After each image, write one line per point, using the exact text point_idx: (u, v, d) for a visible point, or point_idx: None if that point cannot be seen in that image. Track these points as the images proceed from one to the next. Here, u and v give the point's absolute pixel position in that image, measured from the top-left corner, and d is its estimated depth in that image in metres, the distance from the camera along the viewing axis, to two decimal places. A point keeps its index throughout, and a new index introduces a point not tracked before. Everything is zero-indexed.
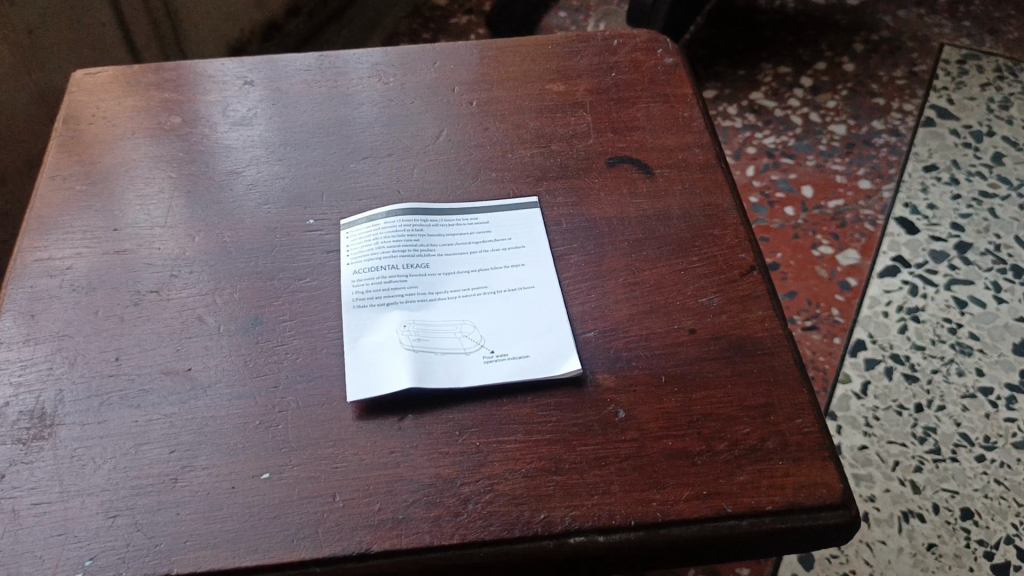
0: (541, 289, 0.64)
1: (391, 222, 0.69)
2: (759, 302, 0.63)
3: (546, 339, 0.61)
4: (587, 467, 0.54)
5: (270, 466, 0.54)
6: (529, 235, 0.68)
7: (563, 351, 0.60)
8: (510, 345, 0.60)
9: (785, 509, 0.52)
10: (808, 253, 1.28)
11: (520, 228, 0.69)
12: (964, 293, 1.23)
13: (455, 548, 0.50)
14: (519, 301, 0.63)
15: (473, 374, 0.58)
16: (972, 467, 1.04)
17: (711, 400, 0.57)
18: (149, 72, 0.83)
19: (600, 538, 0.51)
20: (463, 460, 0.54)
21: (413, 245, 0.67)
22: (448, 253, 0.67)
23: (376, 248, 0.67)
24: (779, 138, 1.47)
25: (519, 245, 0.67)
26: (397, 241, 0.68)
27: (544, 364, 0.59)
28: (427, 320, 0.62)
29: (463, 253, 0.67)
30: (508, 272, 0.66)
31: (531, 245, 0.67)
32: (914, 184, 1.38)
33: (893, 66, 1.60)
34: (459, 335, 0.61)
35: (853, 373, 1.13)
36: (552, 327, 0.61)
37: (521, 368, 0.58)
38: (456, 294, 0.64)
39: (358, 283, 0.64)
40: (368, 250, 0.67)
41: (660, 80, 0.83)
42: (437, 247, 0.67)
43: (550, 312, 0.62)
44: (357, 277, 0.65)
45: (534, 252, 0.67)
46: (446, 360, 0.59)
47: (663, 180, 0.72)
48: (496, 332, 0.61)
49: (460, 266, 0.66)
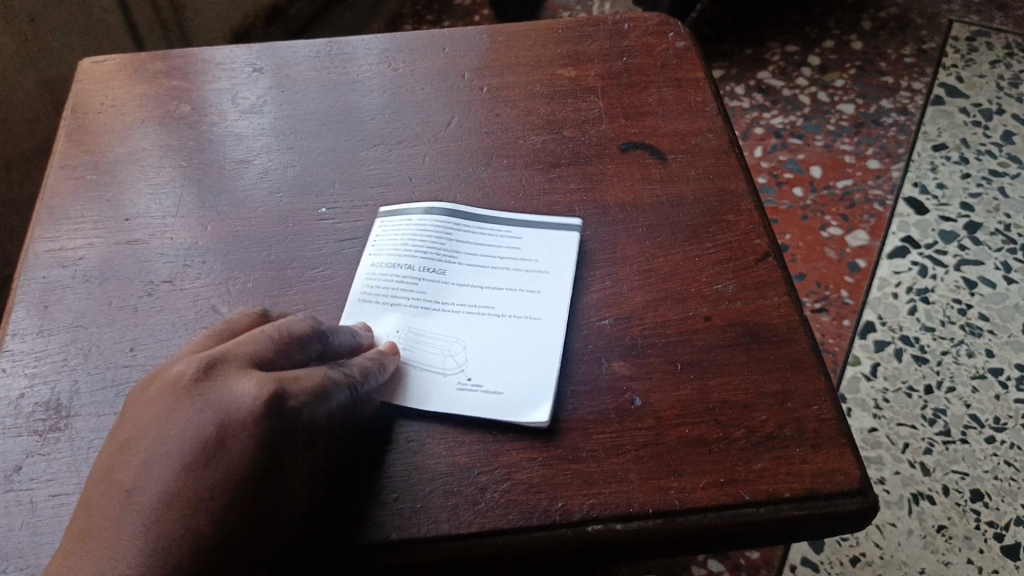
0: (546, 320, 0.61)
1: (424, 225, 0.68)
2: (774, 288, 0.63)
3: (531, 372, 0.58)
4: (605, 455, 0.54)
5: None
6: (559, 262, 0.65)
7: (541, 388, 0.57)
8: (488, 375, 0.58)
9: (803, 496, 0.52)
10: (817, 234, 1.27)
11: (550, 252, 0.66)
12: (974, 273, 1.22)
13: (475, 537, 0.50)
14: (521, 327, 0.61)
15: (441, 400, 0.57)
16: (982, 448, 1.04)
17: (727, 387, 0.57)
18: (155, 59, 0.83)
19: (618, 526, 0.51)
20: (480, 449, 0.54)
21: (436, 248, 0.66)
22: (469, 264, 0.65)
23: (402, 245, 0.66)
24: (787, 118, 1.46)
25: (542, 269, 0.64)
26: (423, 241, 0.67)
27: (509, 404, 0.56)
28: (422, 330, 0.61)
29: (484, 267, 0.65)
30: (519, 294, 0.63)
31: (555, 271, 0.64)
32: (924, 164, 1.37)
33: (902, 44, 1.59)
34: (445, 353, 0.59)
35: (862, 354, 1.13)
36: (541, 360, 0.59)
37: (492, 402, 0.56)
38: (460, 309, 0.62)
39: (371, 277, 0.64)
40: (393, 245, 0.66)
41: (672, 63, 0.82)
42: (459, 254, 0.66)
43: (549, 341, 0.60)
44: (372, 271, 0.64)
45: (555, 276, 0.64)
46: (422, 376, 0.58)
47: (676, 165, 0.72)
48: (483, 357, 0.59)
49: (477, 279, 0.64)
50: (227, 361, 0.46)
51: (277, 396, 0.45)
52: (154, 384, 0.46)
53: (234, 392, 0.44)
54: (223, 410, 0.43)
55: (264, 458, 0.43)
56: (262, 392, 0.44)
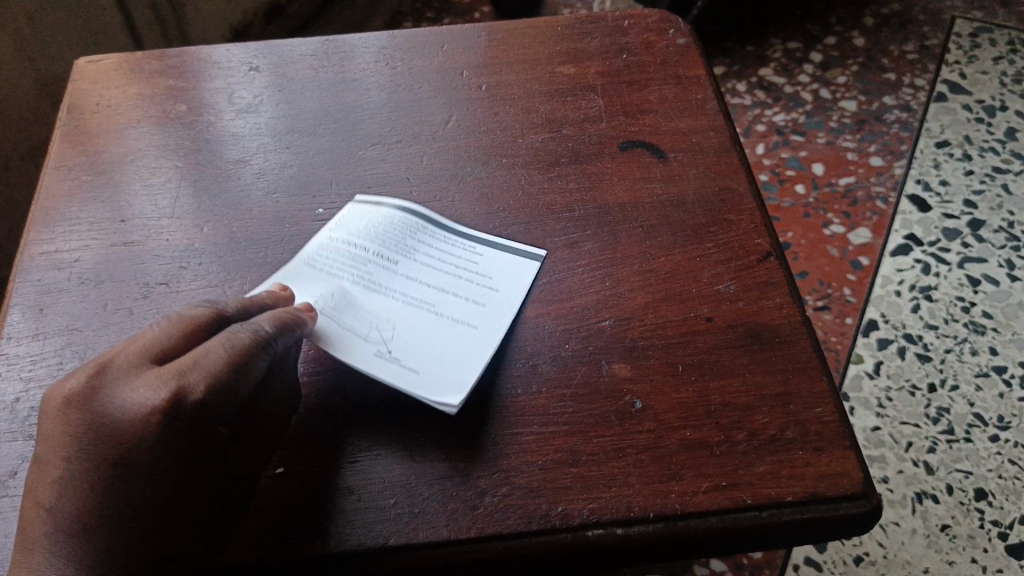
0: (480, 332, 0.59)
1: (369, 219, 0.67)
2: (776, 288, 0.62)
3: (443, 370, 0.57)
4: (605, 458, 0.53)
5: (284, 460, 0.53)
6: (512, 287, 0.63)
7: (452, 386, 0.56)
8: (409, 353, 0.58)
9: (805, 500, 0.51)
10: (819, 231, 1.26)
11: (504, 274, 0.64)
12: (978, 271, 1.22)
13: (473, 542, 0.50)
14: (452, 331, 0.59)
15: (357, 360, 0.57)
16: (986, 447, 1.03)
17: (729, 389, 0.56)
18: (152, 59, 0.83)
19: (618, 531, 0.50)
20: (479, 453, 0.53)
21: (397, 242, 0.65)
22: (425, 263, 0.64)
23: (363, 230, 0.66)
24: (789, 115, 1.45)
25: (494, 287, 0.63)
26: (384, 230, 0.66)
27: (427, 384, 0.56)
28: (359, 302, 0.60)
29: (440, 271, 0.64)
30: (465, 304, 0.61)
31: (505, 292, 0.62)
32: (927, 160, 1.37)
33: (904, 40, 1.58)
34: (376, 327, 0.59)
35: (865, 353, 1.12)
36: (461, 364, 0.57)
37: (401, 378, 0.56)
38: (400, 299, 0.61)
39: (325, 247, 0.64)
40: (355, 228, 0.66)
41: (673, 61, 0.81)
42: (417, 252, 0.65)
43: (475, 355, 0.58)
44: (325, 242, 0.65)
45: (506, 295, 0.62)
46: (341, 335, 0.58)
47: (677, 164, 0.71)
48: (409, 343, 0.58)
49: (428, 280, 0.63)
50: (123, 368, 0.44)
51: (173, 400, 0.42)
52: (52, 405, 0.44)
53: (124, 406, 0.42)
54: (118, 435, 0.42)
55: (180, 445, 0.42)
56: (156, 400, 0.42)
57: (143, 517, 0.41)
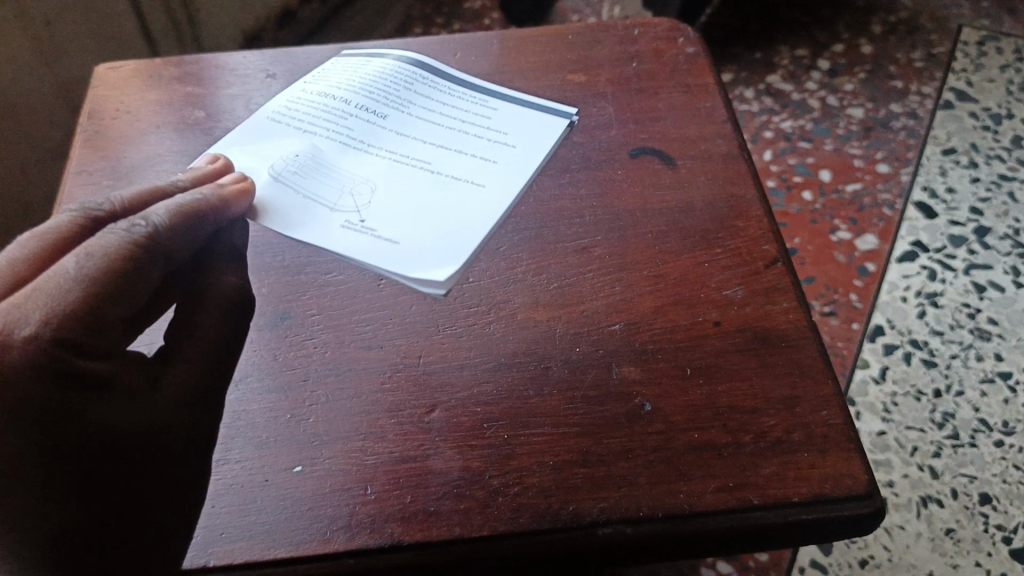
0: (490, 189, 0.71)
1: (366, 91, 0.80)
2: (783, 293, 0.63)
3: (421, 236, 0.67)
4: (615, 459, 0.54)
5: (301, 459, 0.55)
6: (534, 142, 0.75)
7: (430, 257, 0.65)
8: (385, 227, 0.67)
9: (810, 500, 0.52)
10: (826, 238, 1.28)
11: (523, 130, 0.76)
12: (983, 278, 1.23)
13: (486, 539, 0.51)
14: (455, 186, 0.71)
15: (330, 239, 0.67)
16: (991, 452, 1.04)
17: (736, 392, 0.57)
18: (170, 66, 0.84)
19: (628, 530, 0.51)
20: (491, 453, 0.55)
21: (396, 103, 0.79)
22: (418, 117, 0.77)
23: (370, 96, 0.79)
24: (796, 121, 1.47)
25: (509, 143, 0.75)
26: (389, 97, 0.79)
27: (402, 257, 0.65)
28: (342, 165, 0.72)
29: (434, 125, 0.77)
30: (465, 160, 0.73)
31: (522, 147, 0.75)
32: (933, 168, 1.38)
33: (911, 48, 1.59)
34: (352, 194, 0.70)
35: (871, 358, 1.13)
36: (450, 232, 0.67)
37: (378, 246, 0.66)
38: (386, 153, 0.74)
39: (332, 109, 0.78)
40: (361, 92, 0.80)
41: (682, 69, 0.83)
42: (415, 109, 0.78)
43: (468, 204, 0.69)
44: (335, 105, 0.78)
45: (519, 153, 0.74)
46: (315, 214, 0.69)
47: (686, 171, 0.73)
48: (383, 211, 0.68)
49: (421, 133, 0.76)
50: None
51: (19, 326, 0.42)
52: None
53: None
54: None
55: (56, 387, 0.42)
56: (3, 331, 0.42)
57: (42, 503, 0.40)
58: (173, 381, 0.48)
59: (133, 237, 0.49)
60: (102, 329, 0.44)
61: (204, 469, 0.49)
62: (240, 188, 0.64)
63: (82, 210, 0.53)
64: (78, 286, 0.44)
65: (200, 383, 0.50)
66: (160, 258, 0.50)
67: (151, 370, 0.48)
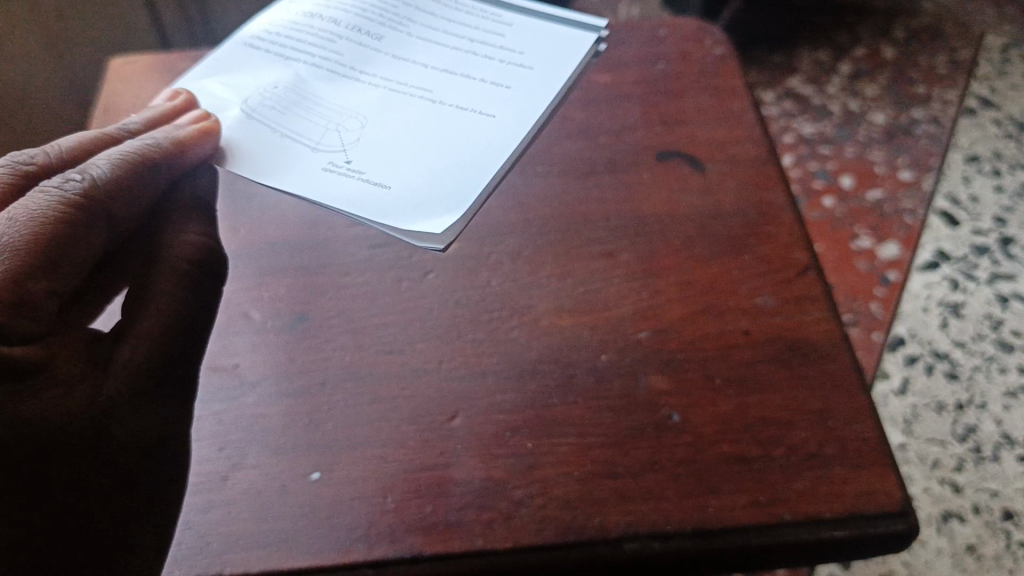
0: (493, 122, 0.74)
1: (363, 16, 0.83)
2: (815, 303, 0.61)
3: (409, 176, 0.69)
4: (641, 471, 0.53)
5: (320, 465, 0.53)
6: (537, 70, 0.79)
7: (417, 196, 0.68)
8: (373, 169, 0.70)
9: (844, 517, 0.51)
10: (847, 245, 1.25)
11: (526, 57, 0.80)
12: (1007, 288, 1.20)
13: (509, 552, 0.50)
14: (451, 116, 0.74)
15: (316, 176, 0.70)
16: (1014, 467, 1.02)
17: (768, 404, 0.56)
18: (186, 60, 0.83)
19: (655, 544, 0.50)
20: (515, 462, 0.53)
21: (394, 28, 0.82)
22: (418, 43, 0.81)
23: (368, 21, 0.83)
24: (816, 126, 1.45)
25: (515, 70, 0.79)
26: (388, 21, 0.83)
27: (393, 202, 0.68)
28: (335, 96, 0.76)
29: (434, 50, 0.80)
30: (461, 89, 0.77)
31: (527, 76, 0.78)
32: (956, 176, 1.36)
33: (935, 53, 1.57)
34: (339, 132, 0.73)
35: (892, 369, 1.12)
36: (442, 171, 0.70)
37: (364, 186, 0.69)
38: (380, 81, 0.77)
39: (330, 33, 0.81)
40: (358, 17, 0.83)
41: (709, 71, 0.81)
42: (412, 36, 0.82)
43: (464, 137, 0.72)
44: (332, 30, 0.82)
45: (522, 82, 0.78)
46: (302, 151, 0.72)
47: (715, 175, 0.71)
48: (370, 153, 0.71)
49: (419, 59, 0.79)
50: None
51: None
52: None
53: None
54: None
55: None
56: None
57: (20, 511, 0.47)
58: (127, 359, 0.51)
59: (66, 195, 0.53)
60: (34, 309, 0.49)
61: (168, 415, 0.53)
62: (199, 130, 0.67)
63: (12, 166, 0.58)
64: (7, 253, 0.49)
65: (157, 360, 0.53)
66: (100, 213, 0.55)
67: (102, 350, 0.52)
